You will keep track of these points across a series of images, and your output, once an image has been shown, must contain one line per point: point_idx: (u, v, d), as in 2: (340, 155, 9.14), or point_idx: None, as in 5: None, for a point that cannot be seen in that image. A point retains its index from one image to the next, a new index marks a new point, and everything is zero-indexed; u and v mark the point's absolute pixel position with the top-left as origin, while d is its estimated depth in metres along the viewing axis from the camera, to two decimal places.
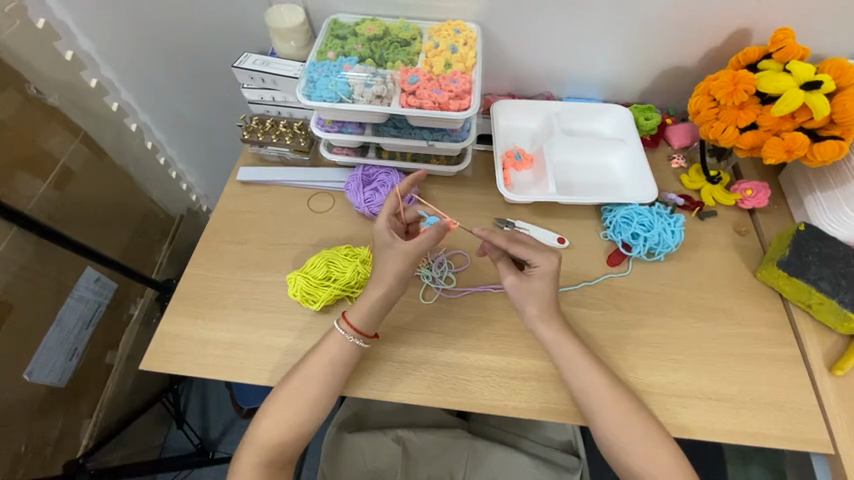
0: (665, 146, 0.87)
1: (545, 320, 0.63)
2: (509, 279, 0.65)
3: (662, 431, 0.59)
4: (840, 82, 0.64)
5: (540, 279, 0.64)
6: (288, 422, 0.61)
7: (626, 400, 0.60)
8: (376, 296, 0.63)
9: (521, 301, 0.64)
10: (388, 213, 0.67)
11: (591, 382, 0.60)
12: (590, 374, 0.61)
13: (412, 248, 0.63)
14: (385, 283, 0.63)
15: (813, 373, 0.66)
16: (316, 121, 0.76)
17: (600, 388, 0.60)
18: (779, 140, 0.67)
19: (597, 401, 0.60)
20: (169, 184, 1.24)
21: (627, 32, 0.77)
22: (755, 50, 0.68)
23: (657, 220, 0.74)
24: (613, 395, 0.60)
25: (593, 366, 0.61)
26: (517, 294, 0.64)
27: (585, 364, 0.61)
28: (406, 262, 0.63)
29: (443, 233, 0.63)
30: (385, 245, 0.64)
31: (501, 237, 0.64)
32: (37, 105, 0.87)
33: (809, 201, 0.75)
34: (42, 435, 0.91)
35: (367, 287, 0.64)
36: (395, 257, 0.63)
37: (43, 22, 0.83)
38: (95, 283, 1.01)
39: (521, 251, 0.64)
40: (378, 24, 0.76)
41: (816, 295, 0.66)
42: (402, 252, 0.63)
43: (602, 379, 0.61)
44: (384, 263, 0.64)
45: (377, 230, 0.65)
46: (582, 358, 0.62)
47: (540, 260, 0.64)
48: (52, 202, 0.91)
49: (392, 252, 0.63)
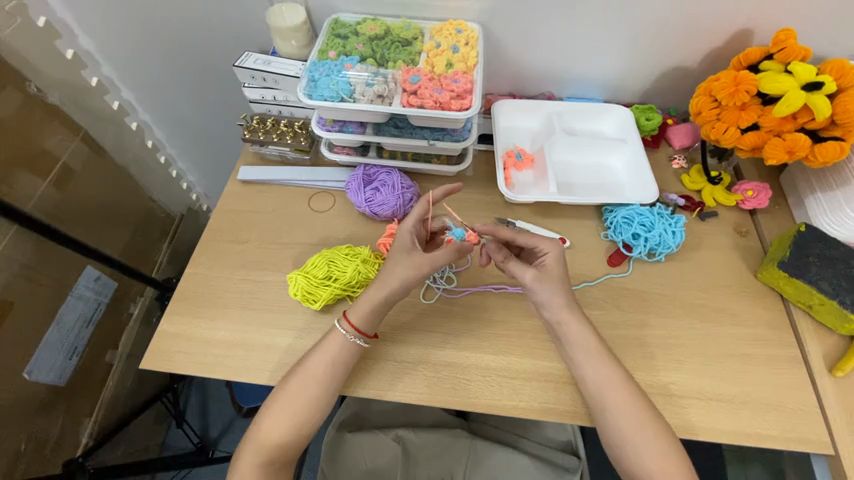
0: (665, 146, 0.87)
1: (564, 305, 0.63)
2: (531, 275, 0.64)
3: (667, 429, 0.59)
4: (841, 82, 0.64)
5: (554, 264, 0.65)
6: (289, 422, 0.61)
7: (627, 397, 0.59)
8: (377, 296, 0.63)
9: (546, 294, 0.63)
10: (416, 217, 0.67)
11: (593, 377, 0.61)
12: (591, 370, 0.61)
13: (424, 261, 0.62)
14: (389, 286, 0.63)
15: (813, 374, 0.66)
16: (317, 121, 0.75)
17: (608, 385, 0.60)
18: (780, 141, 0.67)
19: (600, 397, 0.60)
20: (170, 183, 1.24)
21: (628, 32, 0.77)
22: (756, 50, 0.68)
23: (658, 220, 0.74)
24: (614, 392, 0.60)
25: (595, 359, 0.61)
26: (542, 289, 0.63)
27: (585, 361, 0.62)
28: (414, 273, 0.62)
29: (461, 254, 0.64)
30: (401, 250, 0.64)
31: (507, 229, 0.67)
32: (38, 103, 0.87)
33: (809, 202, 0.75)
34: (42, 434, 0.91)
35: (370, 286, 0.64)
36: (405, 265, 0.63)
37: (44, 21, 0.83)
38: (95, 282, 1.01)
39: (527, 239, 0.66)
40: (379, 23, 0.76)
41: (817, 296, 0.66)
42: (411, 261, 0.63)
43: (610, 372, 0.61)
44: (394, 268, 0.63)
45: (401, 233, 0.66)
46: (584, 352, 0.62)
47: (549, 247, 0.66)
48: (53, 200, 0.91)
49: (404, 259, 0.63)
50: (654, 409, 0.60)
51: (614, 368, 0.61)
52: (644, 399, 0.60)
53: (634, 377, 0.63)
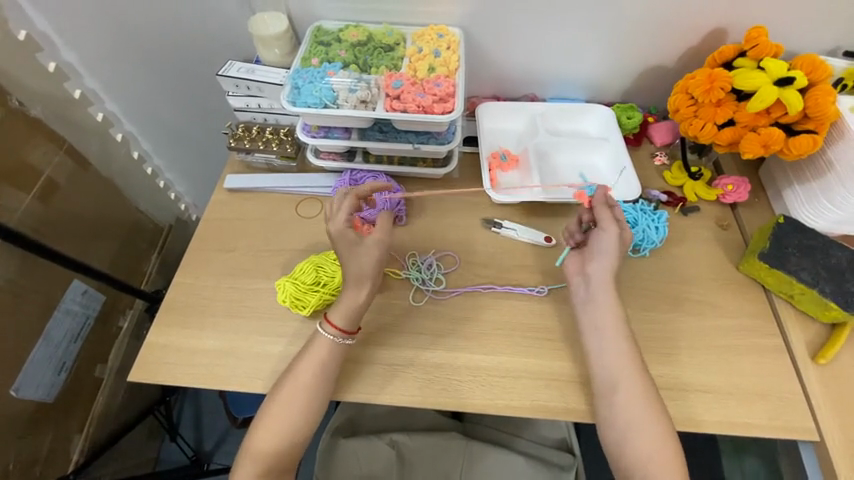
0: (647, 144, 0.89)
1: (609, 270, 0.66)
2: (614, 230, 0.67)
3: (669, 428, 0.59)
4: (812, 77, 0.66)
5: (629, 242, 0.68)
6: (281, 429, 0.61)
7: (640, 389, 0.60)
8: (351, 292, 0.64)
9: (610, 250, 0.66)
10: (341, 222, 0.64)
11: (606, 367, 0.62)
12: (613, 349, 0.62)
13: (380, 236, 0.65)
14: (358, 281, 0.64)
15: (798, 363, 0.67)
16: (302, 127, 0.76)
17: (616, 379, 0.61)
18: (755, 136, 0.68)
19: (604, 388, 0.61)
20: (157, 194, 1.24)
21: (607, 32, 0.79)
22: (730, 48, 0.70)
23: (641, 216, 0.76)
24: (624, 383, 0.60)
25: (617, 339, 0.63)
26: (612, 245, 0.66)
27: (606, 342, 0.63)
28: (379, 253, 0.64)
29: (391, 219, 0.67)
30: (352, 243, 0.64)
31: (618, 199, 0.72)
32: (19, 117, 0.85)
33: (787, 194, 0.77)
34: (31, 453, 0.90)
35: (345, 289, 0.64)
36: (370, 251, 0.64)
37: (25, 34, 0.84)
38: (82, 296, 1.00)
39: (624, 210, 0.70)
40: (361, 30, 0.77)
41: (797, 285, 0.68)
42: (368, 244, 0.64)
43: (621, 364, 0.61)
44: (362, 257, 0.64)
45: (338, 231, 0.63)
46: (606, 328, 0.64)
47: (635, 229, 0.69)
48: (37, 215, 0.90)
49: (364, 248, 0.64)
50: (661, 406, 0.60)
51: (629, 355, 0.62)
52: (653, 386, 0.61)
53: (648, 371, 0.64)
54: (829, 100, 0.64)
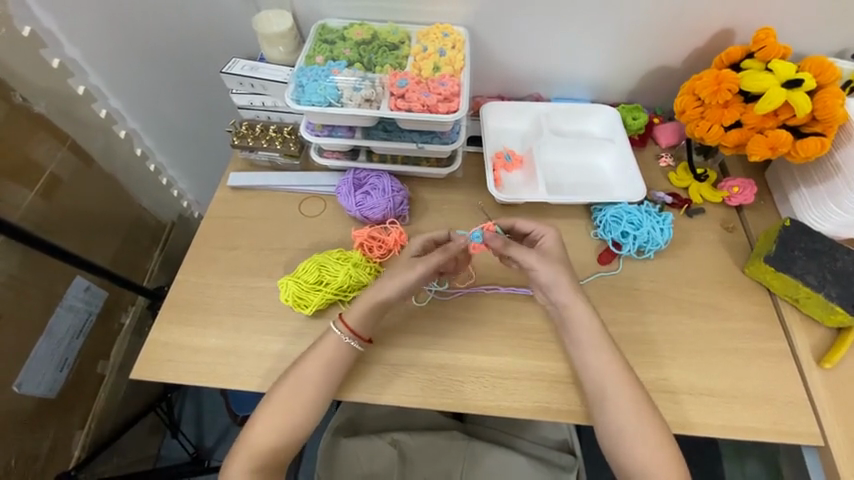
0: (652, 145, 0.88)
1: (569, 286, 0.65)
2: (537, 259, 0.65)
3: (667, 434, 0.59)
4: (820, 79, 0.66)
5: (552, 247, 0.68)
6: (282, 428, 0.61)
7: (627, 389, 0.60)
8: (373, 297, 0.65)
9: (551, 274, 0.65)
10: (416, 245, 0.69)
11: (598, 373, 0.61)
12: (593, 361, 0.62)
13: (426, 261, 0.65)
14: (387, 291, 0.65)
15: (803, 367, 0.67)
16: (305, 125, 0.75)
17: (613, 384, 0.60)
18: (762, 138, 0.68)
19: (599, 392, 0.61)
20: (160, 192, 1.25)
21: (612, 32, 0.78)
22: (738, 49, 0.70)
23: (646, 218, 0.75)
24: (617, 388, 0.60)
25: (598, 351, 0.62)
26: (548, 270, 0.65)
27: (590, 353, 0.62)
28: (416, 273, 0.65)
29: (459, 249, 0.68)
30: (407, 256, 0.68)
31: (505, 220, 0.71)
32: (23, 113, 0.85)
33: (794, 197, 0.76)
34: (33, 449, 0.90)
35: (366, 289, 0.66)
36: (412, 269, 0.65)
37: (29, 30, 0.83)
38: (85, 292, 1.00)
39: (525, 224, 0.71)
40: (366, 28, 0.76)
41: (803, 289, 0.67)
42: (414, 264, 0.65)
43: (613, 371, 0.61)
44: (414, 264, 0.66)
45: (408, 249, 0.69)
46: (587, 342, 0.63)
47: (544, 231, 0.70)
48: (41, 211, 0.90)
49: (408, 265, 0.66)
50: (653, 408, 0.60)
51: (617, 362, 0.61)
52: (642, 391, 0.61)
53: (638, 376, 0.63)
54: (837, 103, 0.64)
